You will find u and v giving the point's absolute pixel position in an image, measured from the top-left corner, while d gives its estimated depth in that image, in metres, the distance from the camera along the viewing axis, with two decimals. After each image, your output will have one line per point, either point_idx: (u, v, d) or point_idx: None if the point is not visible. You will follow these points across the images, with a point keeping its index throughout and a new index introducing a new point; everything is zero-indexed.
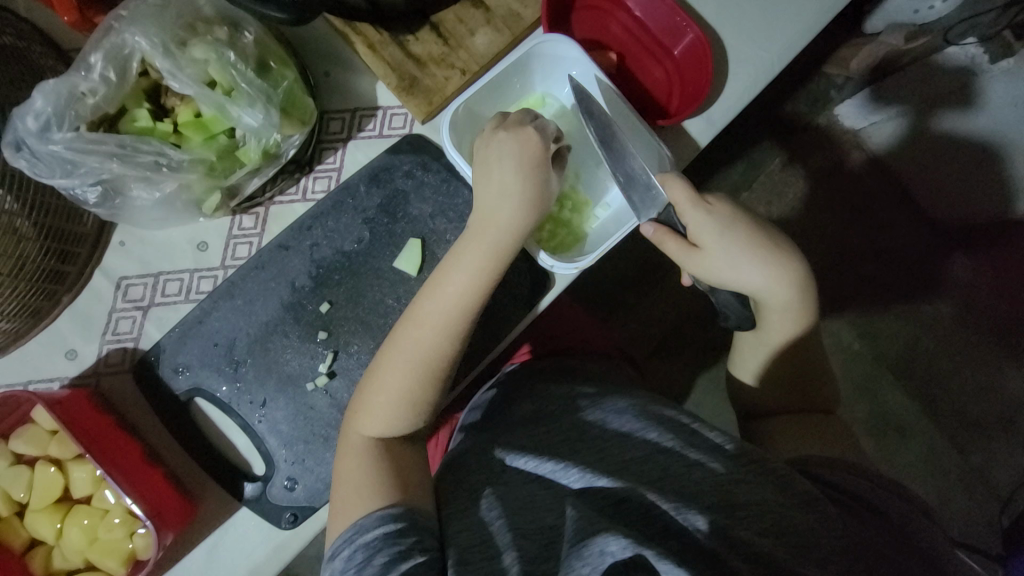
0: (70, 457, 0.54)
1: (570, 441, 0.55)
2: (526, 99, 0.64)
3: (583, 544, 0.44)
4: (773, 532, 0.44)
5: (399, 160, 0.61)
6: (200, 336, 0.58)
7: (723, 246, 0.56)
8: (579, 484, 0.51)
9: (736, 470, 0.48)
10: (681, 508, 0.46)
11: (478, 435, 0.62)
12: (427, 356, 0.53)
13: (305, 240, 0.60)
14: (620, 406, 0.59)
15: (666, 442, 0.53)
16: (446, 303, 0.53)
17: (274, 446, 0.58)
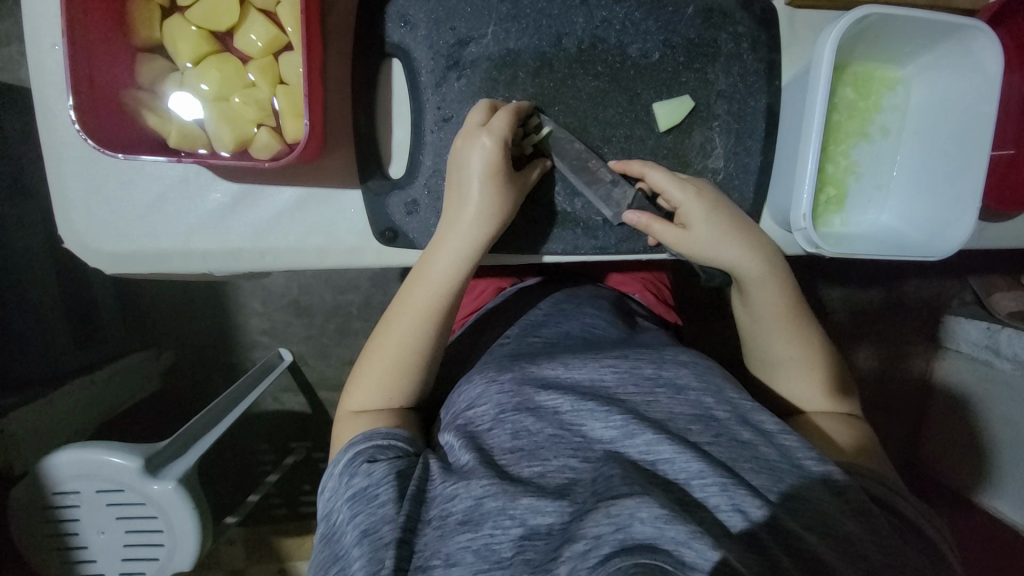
0: (262, 4, 0.46)
1: (625, 376, 0.54)
2: (887, 69, 0.55)
3: (613, 500, 0.41)
4: (823, 535, 0.43)
5: (740, 16, 0.53)
6: (446, 9, 0.50)
7: (715, 228, 0.52)
8: (611, 433, 0.48)
9: (814, 488, 0.45)
10: (727, 486, 0.44)
11: (527, 353, 0.58)
12: (416, 312, 0.52)
13: (601, 9, 0.52)
14: (682, 360, 0.56)
15: (720, 412, 0.51)
16: (436, 284, 0.52)
17: (427, 164, 0.52)
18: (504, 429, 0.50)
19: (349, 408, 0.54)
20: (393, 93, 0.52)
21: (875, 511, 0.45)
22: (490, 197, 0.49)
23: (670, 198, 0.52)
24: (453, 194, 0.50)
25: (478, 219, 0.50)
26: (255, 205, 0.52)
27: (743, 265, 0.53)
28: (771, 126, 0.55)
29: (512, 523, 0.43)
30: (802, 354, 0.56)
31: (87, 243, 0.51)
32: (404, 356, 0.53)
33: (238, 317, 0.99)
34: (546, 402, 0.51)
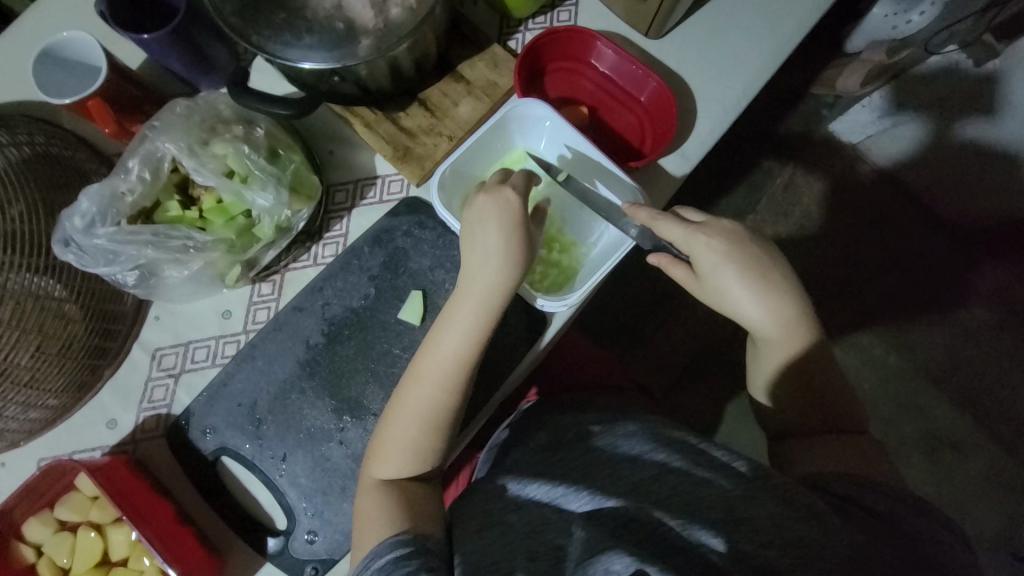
0: (108, 520, 0.57)
1: (585, 468, 0.56)
2: (509, 155, 0.70)
3: (589, 562, 0.45)
4: (785, 541, 0.44)
5: (398, 222, 0.67)
6: (226, 396, 0.63)
7: (718, 270, 0.58)
8: (589, 507, 0.51)
9: (749, 488, 0.49)
10: (687, 525, 0.46)
11: (502, 470, 0.62)
12: (438, 378, 0.56)
13: (318, 302, 0.65)
14: (631, 431, 0.60)
15: (674, 461, 0.54)
16: (449, 354, 0.56)
17: (295, 498, 0.61)
18: (509, 514, 0.53)
19: (377, 475, 0.57)
20: (238, 475, 0.62)
21: (829, 515, 0.46)
22: (509, 252, 0.56)
23: (682, 248, 0.59)
24: (477, 249, 0.57)
25: (467, 339, 0.56)
26: None
27: (739, 308, 0.58)
28: None
29: None
30: (774, 325, 0.59)
31: None
32: (422, 438, 0.56)
33: None
34: (538, 493, 0.55)
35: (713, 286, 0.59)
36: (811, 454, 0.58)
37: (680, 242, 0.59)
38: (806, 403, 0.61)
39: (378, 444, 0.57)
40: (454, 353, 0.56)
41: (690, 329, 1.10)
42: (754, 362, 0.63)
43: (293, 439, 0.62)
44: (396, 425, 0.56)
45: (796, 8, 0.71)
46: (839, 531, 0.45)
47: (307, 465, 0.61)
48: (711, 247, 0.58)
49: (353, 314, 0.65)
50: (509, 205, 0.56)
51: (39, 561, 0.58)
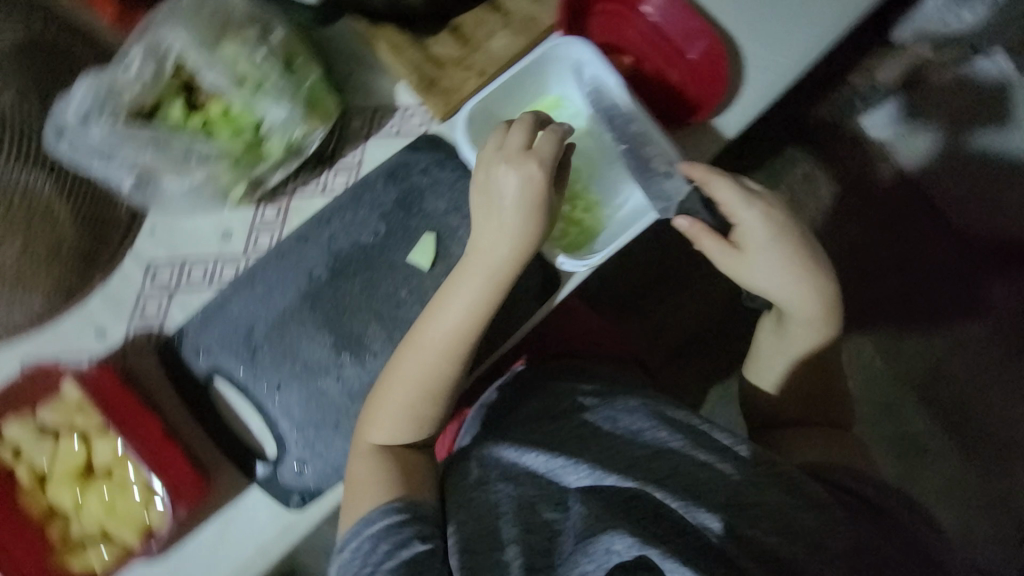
0: (93, 430, 0.56)
1: (584, 437, 0.56)
2: (541, 99, 0.65)
3: (588, 540, 0.47)
4: (781, 530, 0.45)
5: (416, 157, 0.63)
6: (222, 320, 0.61)
7: (766, 244, 0.56)
8: (587, 482, 0.52)
9: (754, 479, 0.49)
10: (690, 508, 0.47)
11: (498, 431, 0.61)
12: (439, 345, 0.55)
13: (324, 233, 0.62)
14: (632, 406, 0.59)
15: (675, 441, 0.53)
16: (451, 325, 0.55)
17: (286, 429, 0.60)
18: (501, 485, 0.53)
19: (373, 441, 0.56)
20: (230, 400, 0.61)
21: (834, 505, 0.48)
22: (530, 223, 0.54)
23: (733, 213, 0.57)
24: (494, 216, 0.55)
25: (471, 311, 0.55)
26: (189, 560, 0.58)
27: (784, 287, 0.56)
28: None
29: (516, 557, 0.47)
30: (813, 312, 0.57)
31: None
32: (414, 405, 0.56)
33: None
34: (529, 463, 0.54)
35: (758, 257, 0.56)
36: (798, 441, 0.60)
37: (733, 204, 0.57)
38: (800, 390, 0.63)
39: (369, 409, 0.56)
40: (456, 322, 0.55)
41: (692, 307, 1.09)
42: (775, 345, 0.63)
43: (288, 371, 0.60)
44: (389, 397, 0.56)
45: None
46: (842, 520, 0.46)
47: (301, 398, 0.60)
48: (763, 221, 0.56)
49: (359, 250, 0.62)
50: (534, 178, 0.54)
51: (18, 466, 0.56)
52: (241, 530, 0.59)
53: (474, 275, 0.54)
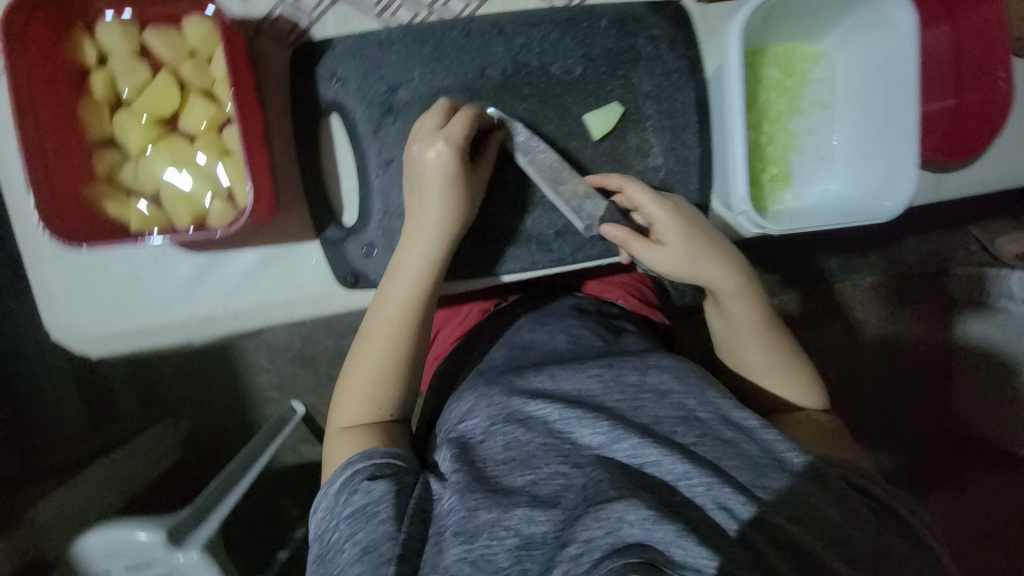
0: (200, 85, 0.49)
1: (610, 385, 0.53)
2: (808, 43, 0.56)
3: (602, 506, 0.41)
4: (821, 536, 0.42)
5: (654, 21, 0.55)
6: (373, 61, 0.53)
7: (683, 241, 0.52)
8: (601, 440, 0.48)
9: (799, 481, 0.45)
10: (713, 485, 0.43)
11: (521, 368, 0.58)
12: (423, 270, 0.52)
13: (519, 36, 0.54)
14: (665, 364, 0.54)
15: (702, 412, 0.50)
16: (417, 267, 0.52)
17: (376, 206, 0.55)
18: (496, 440, 0.50)
19: (337, 424, 0.54)
20: (334, 146, 0.54)
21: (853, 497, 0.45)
22: (450, 194, 0.51)
23: (647, 212, 0.53)
24: (417, 209, 0.51)
25: (437, 238, 0.52)
26: (222, 271, 0.54)
27: (724, 284, 0.54)
28: (706, 115, 0.56)
29: (510, 533, 0.43)
30: (731, 288, 0.54)
31: (72, 332, 0.54)
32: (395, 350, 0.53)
33: (249, 375, 1.04)
34: (536, 411, 0.51)
35: (679, 253, 0.52)
36: (808, 428, 0.54)
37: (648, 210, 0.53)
38: (762, 366, 0.57)
39: (355, 354, 0.55)
40: (418, 267, 0.52)
41: None
42: (720, 330, 0.58)
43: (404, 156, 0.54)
44: (366, 350, 0.54)
45: None
46: (863, 532, 0.43)
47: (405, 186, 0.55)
48: (672, 216, 0.52)
49: (541, 77, 0.55)
50: (446, 154, 0.49)
51: (98, 76, 0.48)
52: (281, 274, 0.55)
53: (412, 233, 0.52)
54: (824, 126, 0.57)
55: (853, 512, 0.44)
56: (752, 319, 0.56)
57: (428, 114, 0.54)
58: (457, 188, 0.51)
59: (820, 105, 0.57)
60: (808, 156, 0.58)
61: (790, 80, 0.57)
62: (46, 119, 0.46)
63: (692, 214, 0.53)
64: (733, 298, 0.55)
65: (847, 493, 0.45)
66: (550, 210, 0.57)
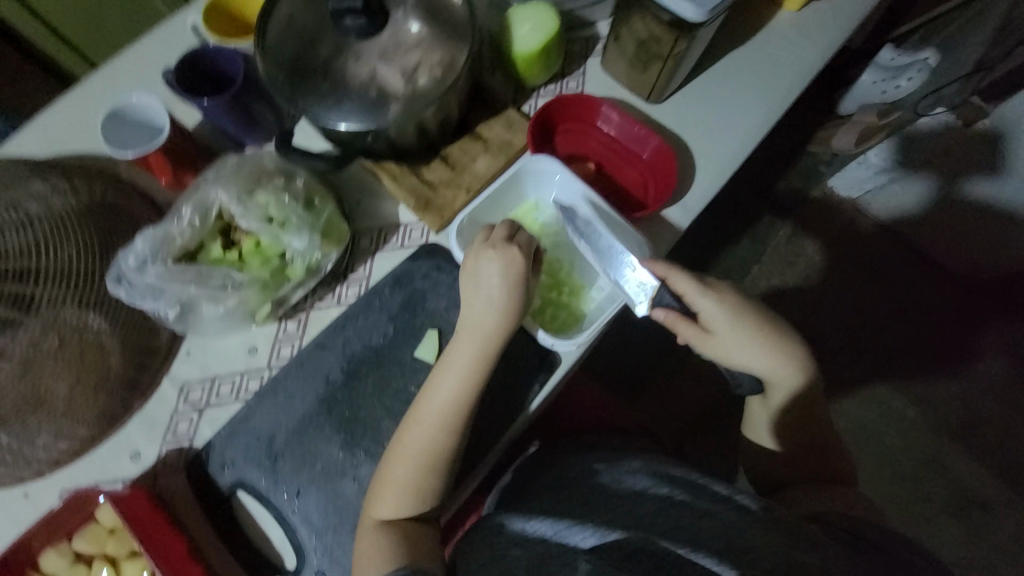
0: (124, 553, 0.59)
1: (587, 499, 0.59)
2: (518, 206, 0.74)
3: None
4: (785, 569, 0.45)
5: (418, 264, 0.72)
6: (245, 431, 0.65)
7: (723, 325, 0.63)
8: (593, 540, 0.52)
9: (756, 521, 0.50)
10: (693, 554, 0.47)
11: (513, 508, 0.62)
12: (449, 414, 0.59)
13: (338, 338, 0.69)
14: (635, 467, 0.63)
15: (677, 493, 0.56)
16: (445, 400, 0.59)
17: (306, 536, 0.61)
18: (497, 563, 0.54)
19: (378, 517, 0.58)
20: (251, 512, 0.63)
21: (829, 542, 0.50)
22: (496, 321, 0.60)
23: (691, 301, 0.63)
24: (444, 362, 0.61)
25: (461, 386, 0.59)
26: None
27: (746, 365, 0.63)
28: None
29: None
30: (749, 361, 0.63)
31: None
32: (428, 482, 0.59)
33: None
34: (533, 531, 0.56)
35: (725, 338, 0.63)
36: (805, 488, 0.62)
37: (706, 310, 0.63)
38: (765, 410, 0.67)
39: (384, 471, 0.59)
40: (446, 400, 0.59)
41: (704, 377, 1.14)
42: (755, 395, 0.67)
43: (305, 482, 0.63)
44: (388, 476, 0.59)
45: (782, 80, 0.79)
46: (833, 560, 0.48)
47: (319, 503, 0.62)
48: (713, 302, 0.63)
49: (370, 352, 0.68)
50: (512, 265, 0.61)
51: None
52: None
53: (453, 361, 0.60)
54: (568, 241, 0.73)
55: (824, 552, 0.48)
56: (783, 385, 0.64)
57: (306, 437, 0.64)
58: (507, 302, 0.60)
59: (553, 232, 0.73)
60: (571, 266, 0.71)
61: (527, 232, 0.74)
62: None
63: (733, 299, 0.63)
64: (725, 355, 0.63)
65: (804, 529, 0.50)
66: None
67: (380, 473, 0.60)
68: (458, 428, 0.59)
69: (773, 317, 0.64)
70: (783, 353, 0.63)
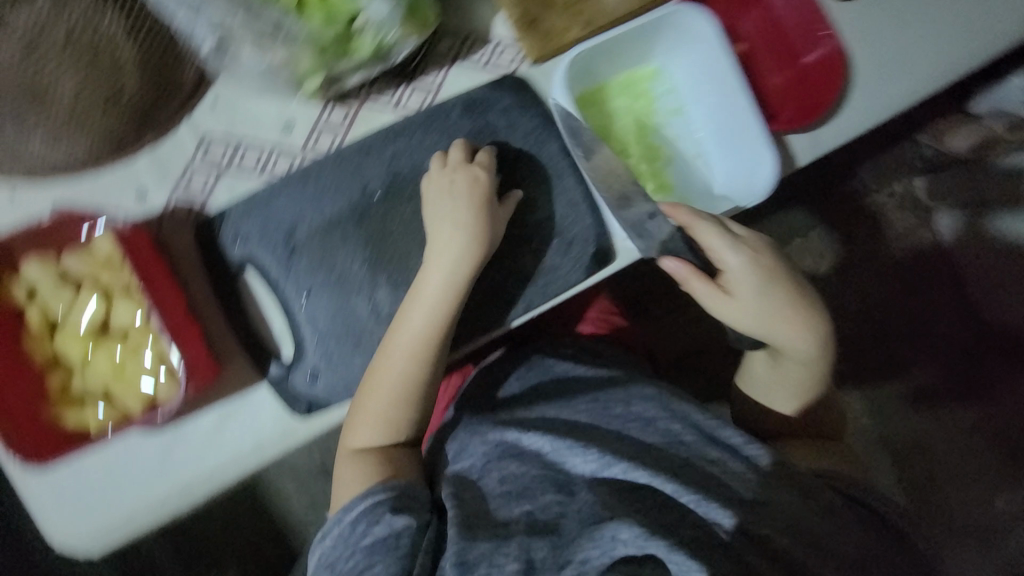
0: (121, 287, 0.54)
1: (599, 415, 0.62)
2: (639, 68, 0.61)
3: (597, 526, 0.49)
4: (788, 529, 0.48)
5: (499, 94, 0.61)
6: (268, 211, 0.59)
7: (749, 289, 0.58)
8: (592, 467, 0.55)
9: (768, 479, 0.52)
10: (701, 502, 0.49)
11: (508, 408, 0.67)
12: (422, 329, 0.56)
13: (388, 148, 0.60)
14: (647, 394, 0.63)
15: (687, 435, 0.57)
16: (418, 316, 0.56)
17: (308, 334, 0.59)
18: (492, 476, 0.58)
19: (352, 447, 0.58)
20: (256, 294, 0.59)
21: (842, 510, 0.51)
22: (473, 240, 0.57)
23: (717, 257, 0.58)
24: (424, 275, 0.57)
25: (438, 294, 0.57)
26: (185, 440, 0.58)
27: (761, 333, 0.59)
28: (574, 157, 0.61)
29: (511, 558, 0.49)
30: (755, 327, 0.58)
31: (64, 541, 0.57)
32: (398, 416, 0.58)
33: (275, 506, 1.06)
34: (529, 445, 0.59)
35: (743, 302, 0.58)
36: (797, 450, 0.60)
37: (723, 257, 0.58)
38: (770, 383, 0.63)
39: (360, 401, 0.58)
40: (421, 316, 0.56)
41: None
42: (764, 367, 0.63)
43: (320, 284, 0.59)
44: (367, 400, 0.57)
45: (996, 27, 0.64)
46: (840, 528, 0.50)
47: (329, 309, 0.59)
48: (744, 263, 0.58)
49: (419, 175, 0.60)
50: (478, 180, 0.58)
51: (32, 306, 0.53)
52: (243, 428, 0.59)
53: (428, 274, 0.57)
54: (680, 130, 0.62)
55: (835, 522, 0.50)
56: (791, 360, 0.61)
57: (329, 240, 0.59)
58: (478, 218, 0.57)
59: (669, 114, 0.62)
60: (676, 159, 0.62)
61: (637, 102, 0.62)
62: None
63: (765, 265, 0.59)
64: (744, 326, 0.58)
65: (816, 489, 0.52)
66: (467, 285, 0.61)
67: (360, 395, 0.58)
68: (430, 341, 0.57)
69: (781, 280, 0.59)
70: (790, 326, 0.59)
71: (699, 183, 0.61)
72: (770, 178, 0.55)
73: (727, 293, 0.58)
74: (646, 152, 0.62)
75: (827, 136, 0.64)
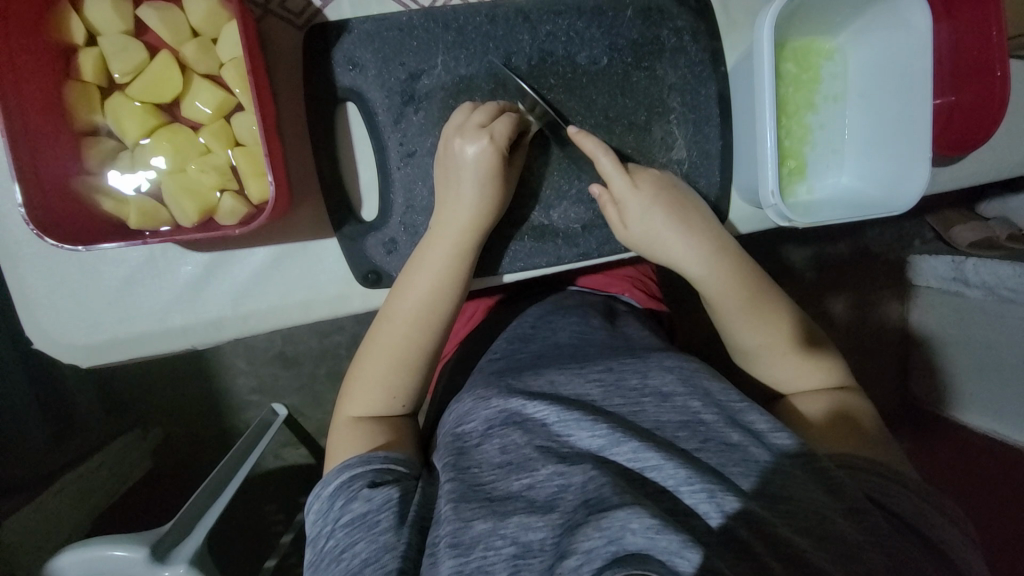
0: (205, 69, 0.45)
1: (610, 388, 0.50)
2: (820, 40, 0.57)
3: (603, 513, 0.39)
4: (818, 541, 0.39)
5: (678, 11, 0.55)
6: (393, 46, 0.50)
7: (651, 216, 0.53)
8: (598, 443, 0.45)
9: (794, 477, 0.42)
10: (716, 492, 0.41)
11: (514, 371, 0.54)
12: (435, 281, 0.50)
13: (545, 24, 0.52)
14: (667, 365, 0.51)
15: (707, 415, 0.47)
16: (430, 270, 0.50)
17: (398, 199, 0.52)
18: (493, 446, 0.46)
19: (360, 414, 0.51)
20: (351, 136, 0.51)
21: (874, 512, 0.42)
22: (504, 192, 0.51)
23: (617, 188, 0.52)
24: (449, 219, 0.50)
25: (456, 244, 0.50)
26: (227, 269, 0.50)
27: (692, 268, 0.55)
28: (727, 108, 0.56)
29: (505, 541, 0.40)
30: (680, 257, 0.54)
31: (57, 339, 0.49)
32: (404, 354, 0.51)
33: (230, 379, 0.98)
34: (534, 414, 0.47)
35: (644, 228, 0.53)
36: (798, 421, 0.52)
37: (608, 174, 0.52)
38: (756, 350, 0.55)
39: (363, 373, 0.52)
40: (425, 269, 0.50)
41: None
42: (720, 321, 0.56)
43: (424, 149, 0.52)
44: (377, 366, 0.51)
45: None
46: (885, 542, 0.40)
47: (427, 179, 0.52)
48: (635, 190, 0.52)
49: (564, 67, 0.53)
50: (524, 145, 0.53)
51: (91, 53, 0.43)
52: (290, 277, 0.52)
53: (435, 223, 0.50)
54: (833, 119, 0.59)
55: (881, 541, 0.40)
56: (740, 295, 0.54)
57: (449, 104, 0.52)
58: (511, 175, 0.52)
59: (830, 99, 0.58)
60: (819, 147, 0.59)
61: (805, 74, 0.57)
62: (30, 107, 0.40)
63: (653, 182, 0.53)
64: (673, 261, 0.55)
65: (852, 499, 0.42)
66: (575, 205, 0.56)
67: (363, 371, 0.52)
68: (448, 294, 0.50)
69: (677, 197, 0.54)
70: (697, 252, 0.54)
71: (832, 179, 0.59)
72: (919, 197, 0.54)
73: (630, 221, 0.53)
74: (795, 129, 0.58)
75: (947, 180, 0.65)
